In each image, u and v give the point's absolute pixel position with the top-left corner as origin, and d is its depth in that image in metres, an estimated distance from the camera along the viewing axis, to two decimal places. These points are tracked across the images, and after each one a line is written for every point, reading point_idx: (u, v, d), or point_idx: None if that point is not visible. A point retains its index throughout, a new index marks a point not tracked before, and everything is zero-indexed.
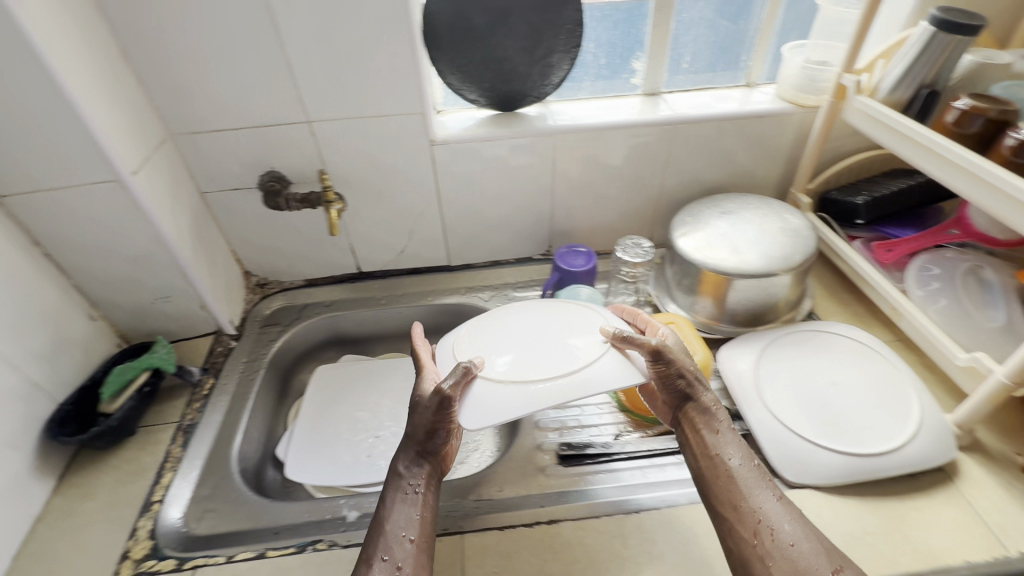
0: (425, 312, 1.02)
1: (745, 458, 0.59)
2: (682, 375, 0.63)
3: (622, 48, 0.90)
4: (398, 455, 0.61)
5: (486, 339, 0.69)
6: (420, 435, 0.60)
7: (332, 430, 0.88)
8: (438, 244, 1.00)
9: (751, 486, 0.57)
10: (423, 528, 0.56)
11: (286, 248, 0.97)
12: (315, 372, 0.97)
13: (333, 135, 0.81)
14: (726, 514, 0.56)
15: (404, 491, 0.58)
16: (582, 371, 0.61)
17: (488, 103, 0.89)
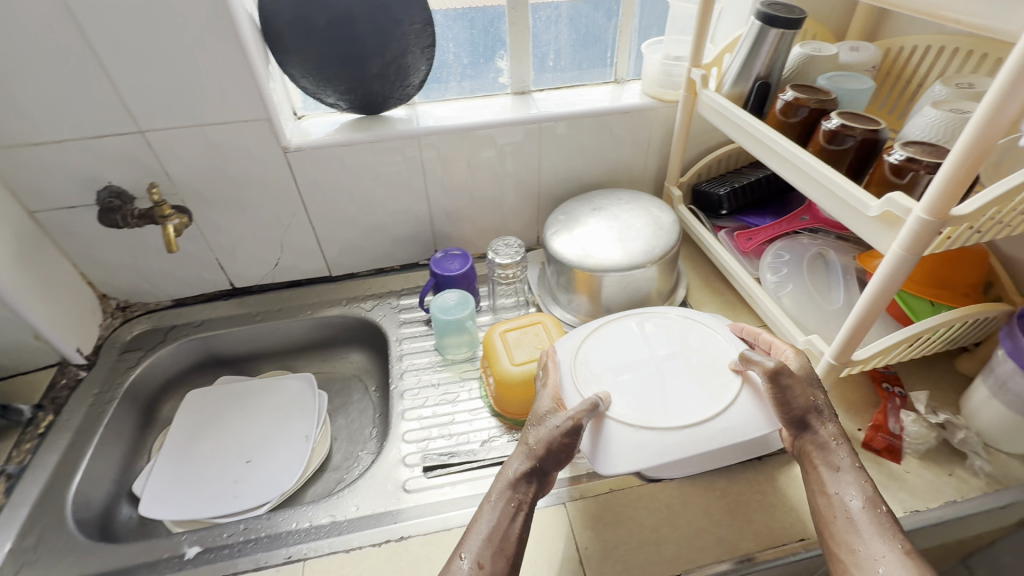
0: (306, 326, 0.97)
1: (867, 497, 0.55)
2: (813, 400, 0.60)
3: (484, 47, 0.89)
4: (511, 459, 0.61)
5: (603, 365, 0.69)
6: (530, 448, 0.60)
7: (199, 458, 0.83)
8: (314, 254, 0.96)
9: (894, 524, 0.53)
10: (509, 539, 0.56)
11: (143, 267, 0.90)
12: (184, 398, 0.91)
13: (173, 146, 0.76)
14: (845, 552, 0.53)
15: (510, 502, 0.58)
16: (675, 422, 0.62)
17: (349, 106, 0.86)
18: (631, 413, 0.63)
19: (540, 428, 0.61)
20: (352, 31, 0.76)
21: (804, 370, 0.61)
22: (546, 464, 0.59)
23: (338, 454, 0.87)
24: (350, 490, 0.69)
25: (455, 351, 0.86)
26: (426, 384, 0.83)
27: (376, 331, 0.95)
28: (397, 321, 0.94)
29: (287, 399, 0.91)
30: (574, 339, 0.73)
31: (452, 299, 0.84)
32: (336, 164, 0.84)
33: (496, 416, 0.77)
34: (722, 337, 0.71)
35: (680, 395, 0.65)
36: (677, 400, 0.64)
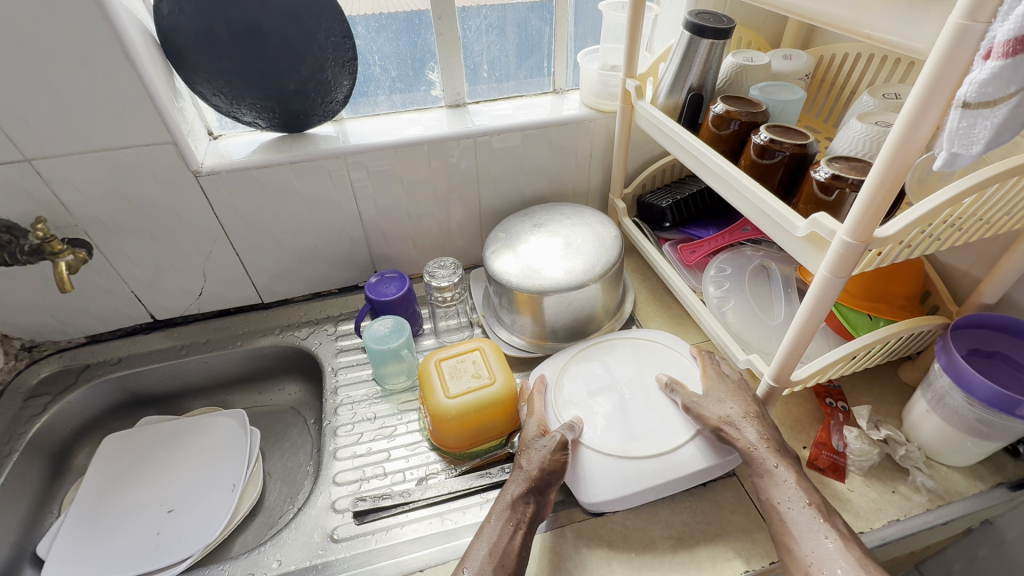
0: (236, 359, 0.91)
1: (795, 497, 0.56)
2: (725, 413, 0.63)
3: (412, 59, 0.85)
4: (509, 482, 0.61)
5: (586, 395, 0.70)
6: (525, 471, 0.61)
7: (113, 511, 0.76)
8: (242, 281, 0.89)
9: (829, 518, 0.54)
10: (511, 557, 0.55)
11: (48, 304, 0.82)
12: (100, 444, 0.84)
13: (67, 173, 0.69)
14: (789, 554, 0.54)
15: (511, 521, 0.57)
16: (653, 449, 0.63)
17: (268, 124, 0.80)
18: (609, 443, 0.64)
19: (536, 450, 0.62)
20: (263, 46, 0.71)
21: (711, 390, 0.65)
22: (544, 484, 0.60)
23: (271, 496, 0.82)
24: (273, 542, 0.64)
25: (393, 382, 0.82)
26: (361, 419, 0.78)
27: (313, 361, 0.90)
28: (334, 350, 0.88)
29: (214, 439, 0.85)
30: (559, 364, 0.75)
31: (383, 327, 0.80)
32: (256, 187, 0.78)
33: (434, 450, 0.73)
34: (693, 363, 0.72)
35: (653, 424, 0.66)
36: (654, 425, 0.66)
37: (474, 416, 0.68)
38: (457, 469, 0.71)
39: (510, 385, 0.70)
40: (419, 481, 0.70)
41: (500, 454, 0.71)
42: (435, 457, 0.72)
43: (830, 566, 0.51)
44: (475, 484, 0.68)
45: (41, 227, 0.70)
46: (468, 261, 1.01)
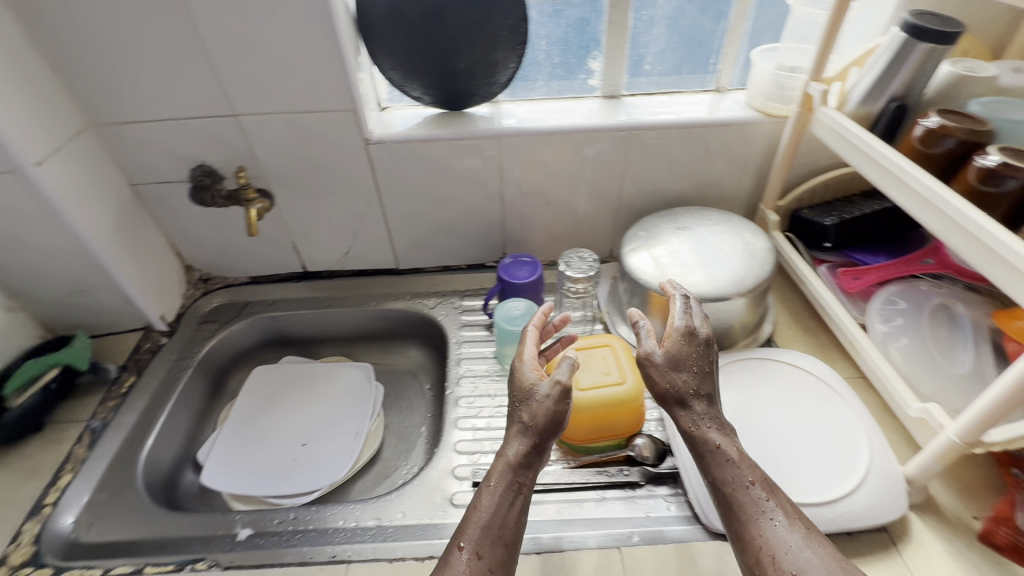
0: (369, 317, 0.97)
1: (739, 478, 0.51)
2: (677, 383, 0.56)
3: (577, 46, 0.84)
4: (510, 441, 0.56)
5: (728, 416, 0.67)
6: (530, 426, 0.56)
7: (258, 435, 0.85)
8: (384, 246, 0.95)
9: (772, 502, 0.50)
10: (509, 525, 0.52)
11: (226, 245, 0.93)
12: (251, 373, 0.94)
13: (262, 129, 0.77)
14: (738, 539, 0.49)
15: (512, 487, 0.53)
16: (802, 496, 0.58)
17: (432, 100, 0.84)
18: None
19: (532, 398, 0.57)
20: (445, 24, 0.74)
21: (668, 356, 0.57)
22: (547, 438, 0.55)
23: (388, 450, 0.87)
24: (398, 494, 0.68)
25: (517, 363, 0.83)
26: (482, 393, 0.80)
27: (436, 331, 0.94)
28: (458, 323, 0.92)
29: (342, 387, 0.92)
30: None
31: (516, 308, 0.82)
32: (414, 159, 0.82)
33: None
34: (848, 404, 0.66)
35: (803, 464, 0.61)
36: (798, 465, 0.61)
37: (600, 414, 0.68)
38: (572, 462, 0.70)
39: (638, 390, 0.68)
40: None
41: (619, 455, 0.70)
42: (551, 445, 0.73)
43: (782, 551, 0.46)
44: (592, 479, 0.67)
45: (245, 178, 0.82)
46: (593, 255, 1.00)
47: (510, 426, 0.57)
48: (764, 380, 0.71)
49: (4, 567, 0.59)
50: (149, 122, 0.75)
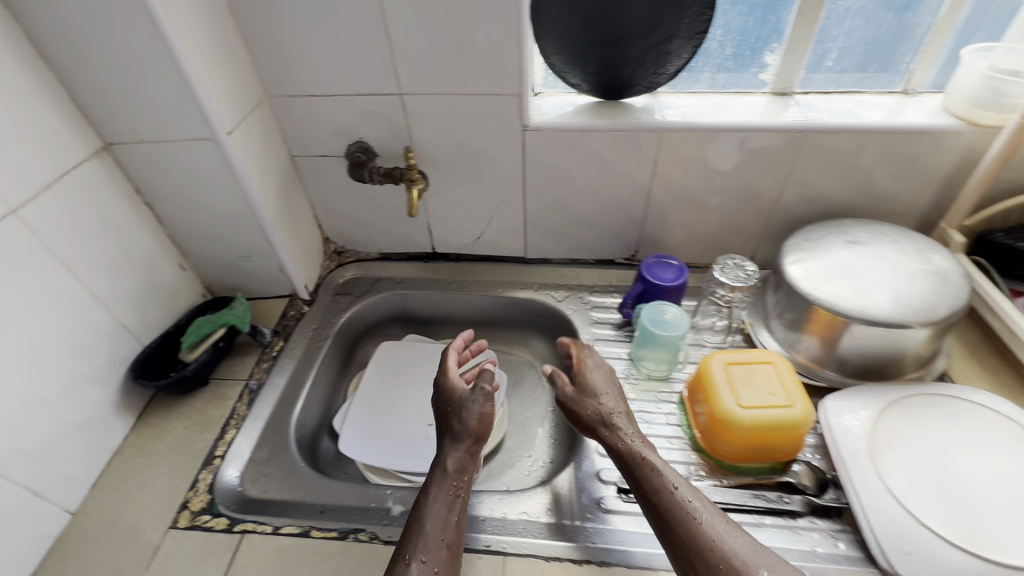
0: (494, 303, 0.97)
1: (659, 489, 0.57)
2: (598, 410, 0.67)
3: (755, 38, 0.77)
4: (449, 454, 0.64)
5: (911, 455, 0.62)
6: (464, 440, 0.64)
7: (388, 409, 0.87)
8: (517, 234, 0.94)
9: (678, 512, 0.55)
10: (451, 530, 0.57)
11: (365, 221, 0.95)
12: (379, 347, 0.96)
13: (425, 109, 0.77)
14: (683, 555, 0.53)
15: (450, 491, 0.60)
16: (1011, 555, 0.53)
17: (590, 89, 0.81)
18: (948, 526, 0.55)
19: (470, 406, 0.67)
20: (625, 9, 0.70)
21: (583, 389, 0.70)
22: (475, 447, 0.64)
23: (511, 439, 0.87)
24: (544, 489, 0.67)
25: (655, 366, 0.81)
26: None
27: (563, 324, 0.92)
28: (588, 319, 0.90)
29: (467, 370, 0.92)
30: (871, 407, 0.67)
31: (675, 319, 0.76)
32: (568, 148, 0.80)
33: (697, 451, 0.71)
34: None
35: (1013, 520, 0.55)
36: (1006, 520, 0.55)
37: (761, 435, 0.64)
38: (721, 480, 0.67)
39: (807, 416, 0.64)
40: (682, 479, 0.68)
41: (773, 480, 0.66)
42: (696, 459, 0.70)
43: (729, 546, 0.51)
44: (747, 502, 0.64)
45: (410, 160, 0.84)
46: None
47: (449, 439, 0.65)
48: (954, 420, 0.64)
49: (186, 511, 0.63)
50: (319, 96, 0.77)
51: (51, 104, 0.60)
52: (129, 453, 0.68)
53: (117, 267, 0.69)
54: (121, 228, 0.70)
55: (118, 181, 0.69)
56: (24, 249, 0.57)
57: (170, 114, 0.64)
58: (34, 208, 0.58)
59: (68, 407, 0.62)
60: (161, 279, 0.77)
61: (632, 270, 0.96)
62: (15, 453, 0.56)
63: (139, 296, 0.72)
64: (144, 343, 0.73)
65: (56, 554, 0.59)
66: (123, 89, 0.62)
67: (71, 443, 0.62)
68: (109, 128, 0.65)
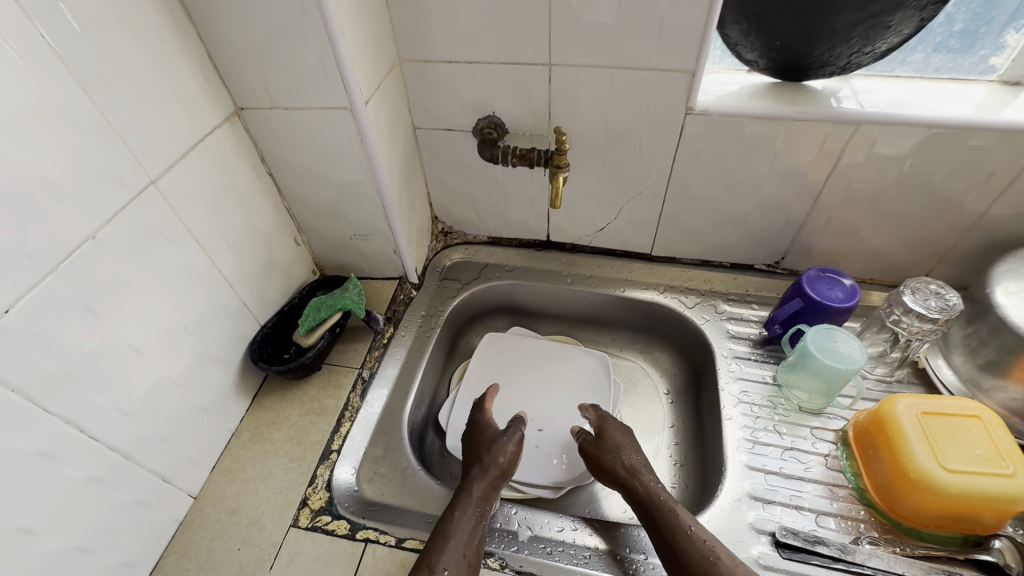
0: (611, 302, 0.88)
1: (682, 538, 0.55)
2: (621, 462, 0.65)
3: (999, 12, 0.62)
4: (477, 481, 0.61)
5: None
6: (491, 472, 0.62)
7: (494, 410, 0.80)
8: (647, 229, 0.84)
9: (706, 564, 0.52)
10: (473, 548, 0.54)
11: (480, 202, 0.87)
12: (484, 337, 0.90)
13: (575, 84, 0.67)
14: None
15: (475, 509, 0.57)
16: None
17: (768, 68, 0.69)
18: None
19: (505, 439, 0.66)
20: None
21: (609, 439, 0.68)
22: (504, 480, 0.62)
23: None
24: None
25: (811, 400, 0.69)
26: (767, 428, 0.68)
27: (691, 334, 0.82)
28: (723, 332, 0.80)
29: (580, 374, 0.84)
30: None
31: (852, 351, 0.65)
32: (733, 137, 0.69)
33: (864, 504, 0.61)
34: None
35: None
36: None
37: (961, 505, 0.54)
38: (897, 548, 0.58)
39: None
40: (851, 539, 0.59)
41: (967, 556, 0.56)
42: (864, 516, 0.61)
43: None
44: None
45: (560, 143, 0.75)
46: (896, 278, 0.81)
47: (480, 468, 0.62)
48: None
49: (306, 509, 0.59)
50: (457, 63, 0.68)
51: (190, 63, 0.54)
52: (246, 438, 0.65)
53: (241, 242, 0.65)
54: (247, 200, 0.65)
55: (246, 149, 0.64)
56: (162, 223, 0.53)
57: (308, 79, 0.58)
58: (171, 178, 0.53)
59: (195, 389, 0.59)
60: (279, 254, 0.72)
61: (774, 279, 0.85)
62: (149, 438, 0.53)
63: (259, 272, 0.68)
64: (262, 322, 0.69)
65: (180, 541, 0.57)
66: (263, 48, 0.56)
67: (196, 427, 0.60)
68: (243, 91, 0.60)
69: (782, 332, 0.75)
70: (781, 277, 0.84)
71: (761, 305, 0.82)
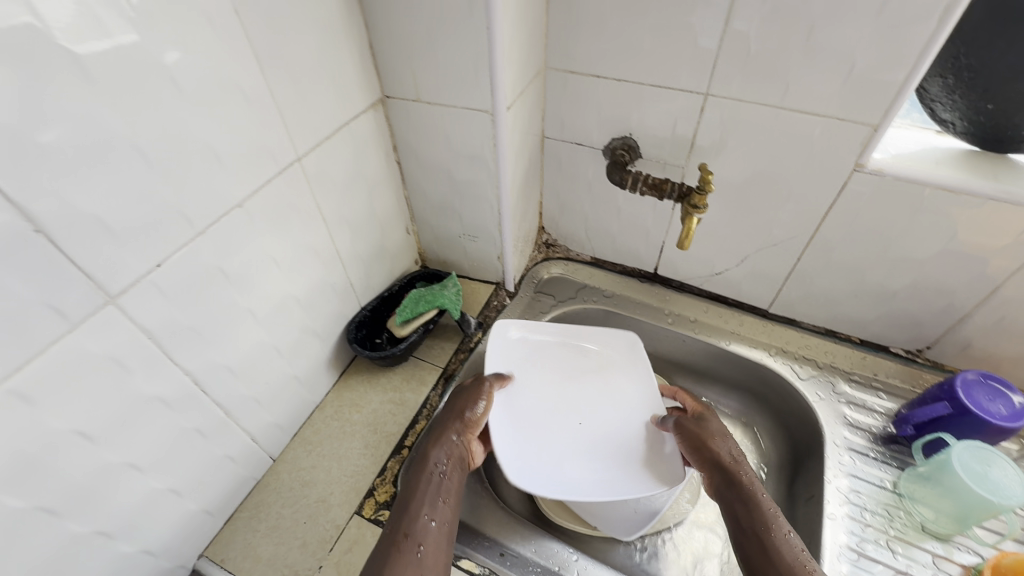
0: (711, 353, 0.81)
1: (794, 550, 0.47)
2: (724, 446, 0.56)
3: None
4: (437, 442, 0.56)
5: None
6: (451, 431, 0.57)
7: (510, 454, 0.61)
8: (770, 283, 0.76)
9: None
10: (443, 508, 0.50)
11: (591, 221, 0.84)
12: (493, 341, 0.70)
13: (729, 118, 0.62)
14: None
15: (435, 469, 0.53)
16: None
17: (967, 133, 0.58)
18: None
19: (466, 398, 0.62)
20: None
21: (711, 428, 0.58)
22: (469, 434, 0.58)
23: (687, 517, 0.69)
24: None
25: (937, 522, 0.59)
26: (877, 541, 0.59)
27: (800, 409, 0.74)
28: (839, 416, 0.70)
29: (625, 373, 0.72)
30: None
31: (1010, 483, 0.54)
32: (904, 204, 0.60)
33: None
34: None
35: None
36: None
37: None
38: None
39: None
40: None
41: None
42: None
43: None
44: None
45: (693, 175, 0.69)
46: None
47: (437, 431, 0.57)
48: None
49: (372, 499, 0.60)
50: (605, 79, 0.65)
51: (353, 47, 0.55)
52: (329, 413, 0.67)
53: (359, 223, 0.66)
54: (372, 186, 0.66)
55: (382, 135, 0.65)
56: (298, 200, 0.54)
57: (458, 78, 0.57)
58: (315, 157, 0.55)
59: (296, 358, 0.61)
60: (389, 241, 0.74)
61: (913, 369, 0.74)
62: (249, 399, 0.55)
63: (369, 256, 0.70)
64: (362, 304, 0.71)
65: (255, 499, 0.59)
66: (419, 42, 0.55)
67: (289, 394, 0.62)
68: (392, 81, 0.60)
69: (913, 435, 0.65)
70: (920, 369, 0.73)
71: (890, 395, 0.72)
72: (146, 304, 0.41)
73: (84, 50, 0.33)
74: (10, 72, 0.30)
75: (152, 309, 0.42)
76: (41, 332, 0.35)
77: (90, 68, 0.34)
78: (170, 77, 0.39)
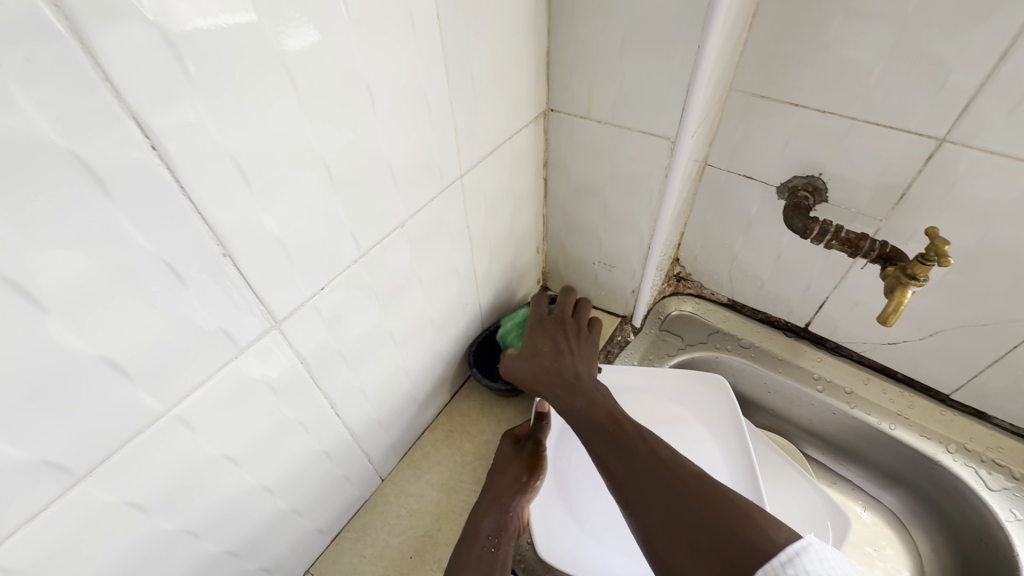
0: (866, 434, 0.69)
1: (615, 422, 0.44)
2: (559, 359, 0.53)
3: None
4: (488, 510, 0.53)
5: None
6: (504, 495, 0.55)
7: (555, 538, 0.54)
8: (964, 366, 0.63)
9: (636, 440, 0.42)
10: None
11: (739, 262, 0.74)
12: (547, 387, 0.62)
13: (966, 173, 0.50)
14: (635, 492, 0.38)
15: (482, 544, 0.51)
16: None
17: None
18: None
19: (519, 458, 0.58)
20: None
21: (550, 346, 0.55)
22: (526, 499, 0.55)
23: None
24: None
25: None
26: None
27: (981, 523, 0.61)
28: None
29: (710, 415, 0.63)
30: None
31: None
32: None
33: None
34: None
35: None
36: None
37: None
38: None
39: None
40: None
41: None
42: None
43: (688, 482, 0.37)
44: None
45: (892, 231, 0.58)
46: None
47: (489, 495, 0.55)
48: None
49: None
50: (803, 108, 0.55)
51: (531, 56, 0.50)
52: (439, 437, 0.64)
53: (499, 242, 0.61)
54: (517, 203, 0.61)
55: (536, 150, 0.60)
56: (451, 219, 0.50)
57: (641, 98, 0.50)
58: (475, 174, 0.50)
59: (420, 379, 0.58)
60: (520, 260, 0.69)
61: None
62: (374, 421, 0.52)
63: (500, 276, 0.65)
64: (485, 326, 0.67)
65: (363, 519, 0.57)
66: (605, 54, 0.49)
67: (408, 416, 0.59)
68: (561, 94, 0.55)
69: None
70: None
71: None
72: (303, 327, 0.38)
73: (295, 55, 0.29)
74: (227, 79, 0.27)
75: (309, 332, 0.39)
76: (211, 355, 0.33)
77: (297, 73, 0.30)
78: (366, 87, 0.35)
